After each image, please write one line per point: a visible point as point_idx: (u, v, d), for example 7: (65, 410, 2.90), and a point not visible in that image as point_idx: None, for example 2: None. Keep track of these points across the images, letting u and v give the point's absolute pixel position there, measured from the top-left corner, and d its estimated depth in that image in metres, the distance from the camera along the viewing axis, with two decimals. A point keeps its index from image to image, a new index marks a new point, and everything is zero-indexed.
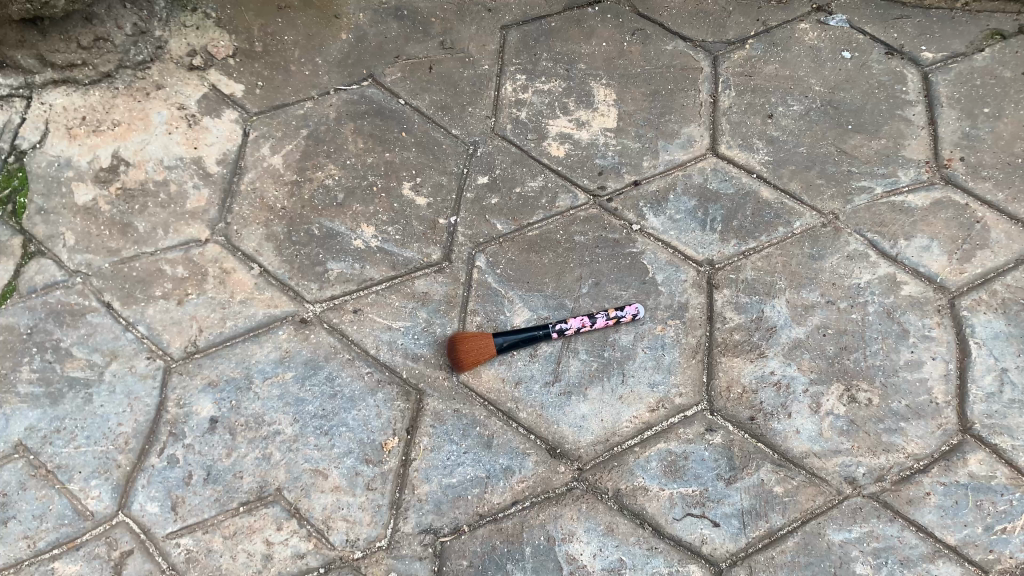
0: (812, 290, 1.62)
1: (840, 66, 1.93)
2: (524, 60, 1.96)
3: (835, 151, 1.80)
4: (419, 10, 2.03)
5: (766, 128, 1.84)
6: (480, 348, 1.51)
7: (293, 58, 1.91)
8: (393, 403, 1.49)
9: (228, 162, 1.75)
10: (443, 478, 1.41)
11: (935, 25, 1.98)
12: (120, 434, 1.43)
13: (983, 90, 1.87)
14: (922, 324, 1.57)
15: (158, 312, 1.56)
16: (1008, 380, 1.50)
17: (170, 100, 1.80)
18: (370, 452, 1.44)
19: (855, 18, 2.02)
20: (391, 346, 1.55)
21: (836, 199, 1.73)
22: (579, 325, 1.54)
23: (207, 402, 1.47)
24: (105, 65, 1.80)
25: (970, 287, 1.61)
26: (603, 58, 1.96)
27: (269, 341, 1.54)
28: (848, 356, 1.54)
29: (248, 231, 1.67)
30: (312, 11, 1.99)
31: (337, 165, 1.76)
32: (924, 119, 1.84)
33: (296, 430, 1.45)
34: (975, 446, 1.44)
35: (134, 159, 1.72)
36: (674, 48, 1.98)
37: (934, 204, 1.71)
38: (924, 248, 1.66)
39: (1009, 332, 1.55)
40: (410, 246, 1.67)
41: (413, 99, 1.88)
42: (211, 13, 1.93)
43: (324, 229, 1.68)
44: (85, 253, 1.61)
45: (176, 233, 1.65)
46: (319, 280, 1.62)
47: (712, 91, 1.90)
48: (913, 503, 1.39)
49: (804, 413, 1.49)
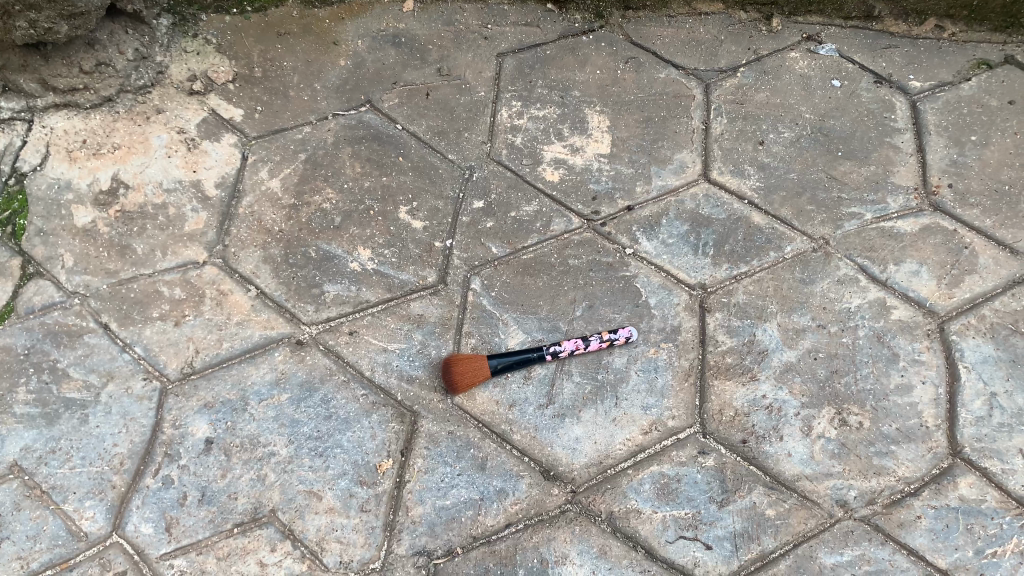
0: (803, 314, 1.64)
1: (829, 95, 1.97)
2: (520, 87, 1.99)
3: (825, 177, 1.83)
4: (417, 37, 2.06)
5: (757, 154, 1.87)
6: (476, 372, 1.53)
7: (292, 83, 1.94)
8: (388, 425, 1.50)
9: (227, 186, 1.77)
10: (437, 500, 1.42)
11: (922, 54, 2.02)
12: (116, 454, 1.44)
13: (970, 119, 1.90)
14: (912, 348, 1.59)
15: (155, 333, 1.57)
16: (996, 404, 1.52)
17: (170, 124, 1.83)
18: (365, 474, 1.45)
19: (844, 47, 2.05)
20: (387, 367, 1.56)
21: (827, 224, 1.76)
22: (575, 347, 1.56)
23: (203, 423, 1.48)
24: (106, 89, 1.82)
25: (959, 312, 1.63)
26: (596, 85, 1.99)
27: (265, 363, 1.55)
28: (839, 379, 1.56)
29: (246, 253, 1.68)
30: (312, 38, 2.02)
31: (335, 189, 1.78)
32: (913, 146, 1.87)
33: (291, 451, 1.46)
34: (965, 469, 1.46)
35: (134, 182, 1.73)
36: (666, 76, 2.01)
37: (922, 229, 1.74)
38: (913, 273, 1.68)
39: (997, 357, 1.57)
40: (406, 268, 1.69)
41: (410, 125, 1.91)
42: (211, 39, 1.97)
43: (322, 252, 1.70)
44: (83, 274, 1.62)
45: (175, 255, 1.67)
46: (316, 302, 1.63)
47: (704, 118, 1.93)
48: (903, 526, 1.40)
49: (795, 436, 1.50)
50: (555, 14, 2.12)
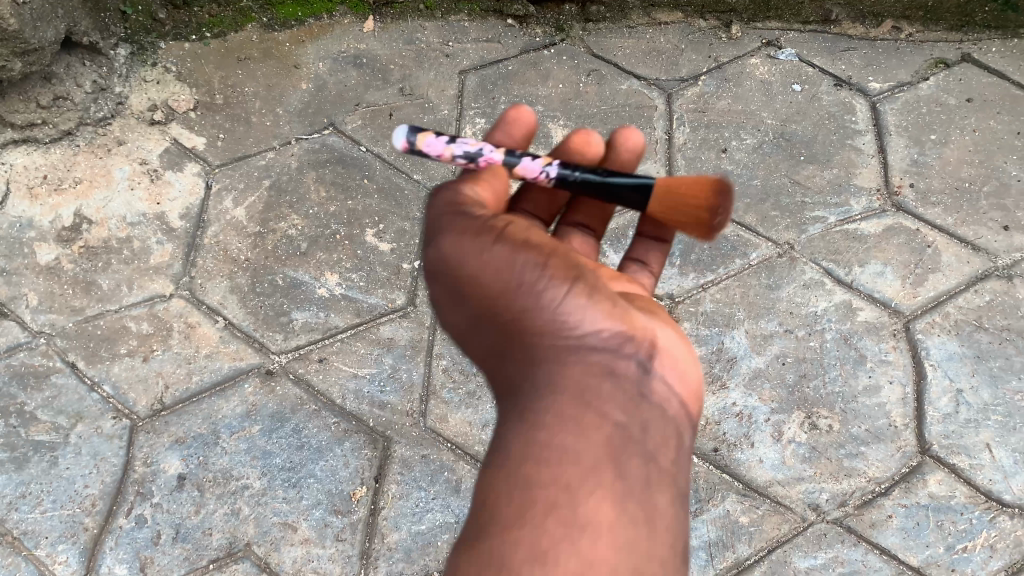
0: (771, 320, 1.65)
1: (790, 99, 1.98)
2: (483, 103, 1.97)
3: (789, 183, 1.84)
4: (378, 57, 2.04)
5: (721, 163, 1.88)
6: (583, 146, 1.23)
7: (254, 109, 1.93)
8: (361, 452, 1.50)
9: (191, 217, 1.76)
10: (413, 525, 1.43)
11: (881, 55, 2.05)
12: (87, 496, 1.43)
13: (930, 118, 1.93)
14: (879, 349, 1.61)
15: (123, 370, 1.56)
16: (963, 401, 1.55)
17: (132, 156, 1.82)
18: (339, 503, 1.45)
19: (804, 52, 2.07)
20: (358, 394, 1.56)
21: (791, 229, 1.77)
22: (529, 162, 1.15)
23: (175, 460, 1.47)
24: (65, 123, 1.81)
25: (923, 310, 1.65)
26: (560, 99, 1.99)
27: (236, 396, 1.55)
28: (807, 384, 1.57)
29: (212, 284, 1.67)
30: (272, 62, 2.01)
31: (300, 215, 1.78)
32: (874, 147, 1.89)
33: (265, 483, 1.46)
34: (934, 467, 1.48)
35: (96, 217, 1.73)
36: (628, 87, 2.01)
37: (886, 230, 1.76)
38: (878, 274, 1.70)
39: (962, 353, 1.60)
40: (374, 292, 1.68)
41: (374, 146, 1.90)
42: (171, 67, 1.96)
43: (289, 279, 1.69)
44: (48, 313, 1.61)
45: (141, 290, 1.65)
46: (285, 330, 1.63)
47: (667, 128, 1.94)
48: (875, 526, 1.43)
49: (766, 442, 1.51)
50: (516, 29, 2.12)
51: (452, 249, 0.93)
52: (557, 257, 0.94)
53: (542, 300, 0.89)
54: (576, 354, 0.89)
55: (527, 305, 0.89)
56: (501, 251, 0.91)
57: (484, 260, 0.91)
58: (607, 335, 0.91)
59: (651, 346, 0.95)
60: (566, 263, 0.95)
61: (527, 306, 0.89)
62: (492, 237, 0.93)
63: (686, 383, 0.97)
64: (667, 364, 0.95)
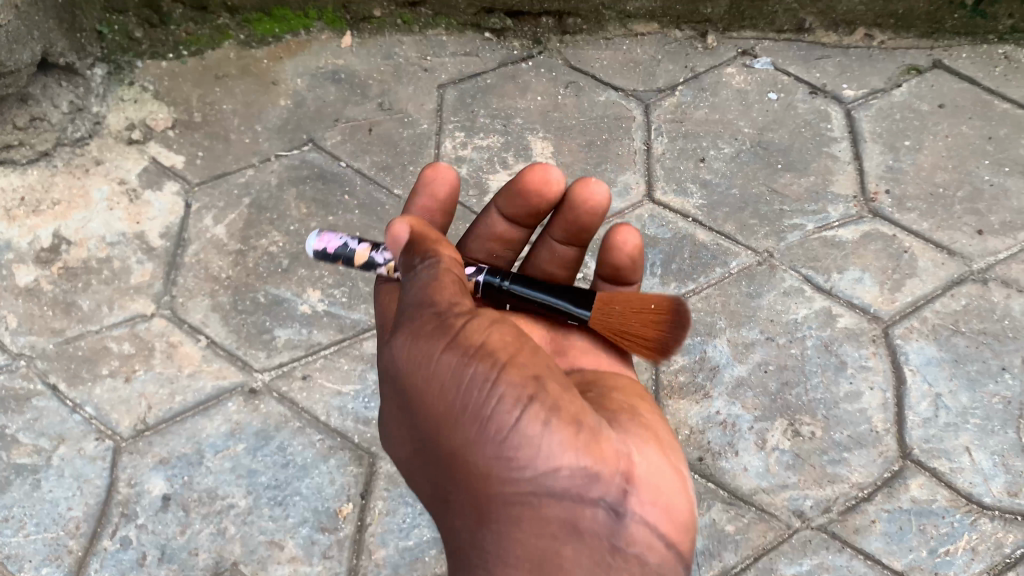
0: (752, 328, 1.66)
1: (767, 108, 2.00)
2: (463, 117, 1.98)
3: (767, 191, 1.86)
4: (357, 72, 2.05)
5: (699, 172, 1.90)
6: (541, 185, 1.28)
7: (232, 127, 1.92)
8: (346, 469, 1.50)
9: (171, 235, 1.75)
10: (400, 541, 1.43)
11: (854, 63, 2.07)
12: (71, 518, 1.42)
13: (904, 125, 1.96)
14: (859, 354, 1.63)
15: (106, 391, 1.55)
16: (942, 404, 1.57)
17: (110, 176, 1.81)
18: (326, 520, 1.44)
19: (779, 60, 2.09)
20: (342, 411, 1.56)
21: (770, 238, 1.79)
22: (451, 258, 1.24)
23: (160, 480, 1.46)
24: (42, 144, 1.82)
25: (901, 316, 1.68)
26: (539, 112, 2.00)
27: (219, 414, 1.54)
28: (789, 391, 1.59)
29: (194, 303, 1.67)
30: (250, 79, 2.01)
31: (281, 232, 1.77)
32: (850, 155, 1.91)
33: (250, 502, 1.45)
34: (916, 471, 1.50)
35: (75, 238, 1.72)
36: (606, 99, 2.03)
37: (863, 236, 1.78)
38: (857, 280, 1.72)
39: (940, 357, 1.62)
40: (357, 308, 1.68)
41: (354, 161, 1.90)
42: (149, 86, 1.96)
43: (271, 296, 1.69)
44: (28, 334, 1.60)
45: (122, 309, 1.65)
46: (268, 348, 1.63)
47: (645, 139, 1.95)
48: (859, 531, 1.44)
49: (750, 450, 1.53)
50: (493, 42, 2.13)
51: (405, 360, 0.98)
52: (516, 371, 0.92)
53: (486, 431, 0.89)
54: (532, 496, 0.87)
55: (471, 438, 0.90)
56: (451, 367, 0.93)
57: (432, 380, 0.94)
58: (569, 473, 0.87)
59: (625, 473, 0.91)
60: (527, 376, 0.91)
61: (473, 436, 0.90)
62: (446, 348, 0.94)
63: (669, 513, 0.92)
64: (643, 491, 0.91)
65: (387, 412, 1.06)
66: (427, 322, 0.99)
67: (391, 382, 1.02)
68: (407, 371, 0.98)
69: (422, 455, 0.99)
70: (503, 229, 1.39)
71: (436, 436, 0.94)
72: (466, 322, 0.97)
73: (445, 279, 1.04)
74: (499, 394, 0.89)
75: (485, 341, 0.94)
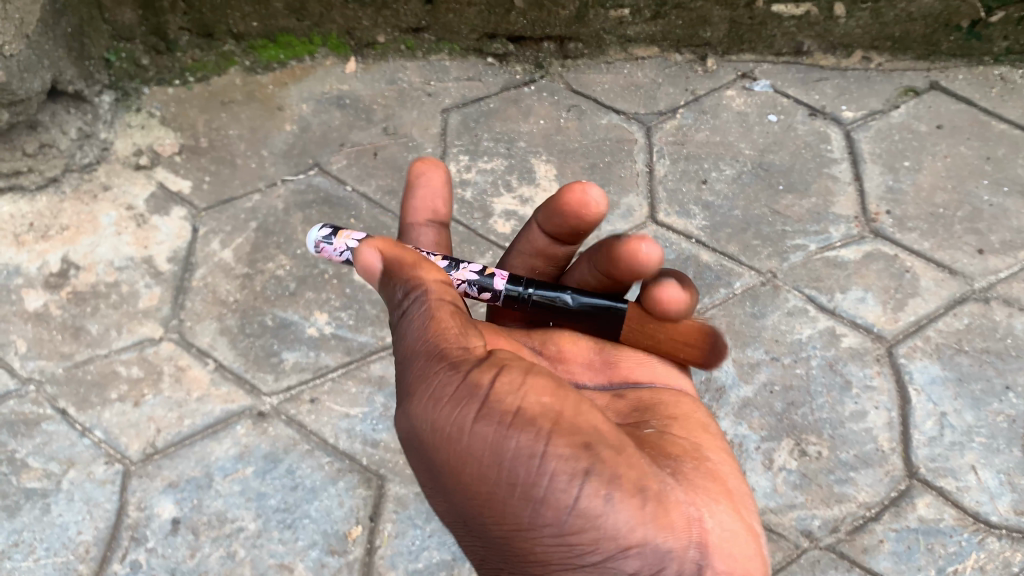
0: (757, 348, 1.68)
1: (767, 130, 2.03)
2: (467, 141, 2.00)
3: (768, 213, 1.88)
4: (361, 97, 2.07)
5: (701, 194, 1.92)
6: (580, 205, 1.22)
7: (238, 152, 1.94)
8: (354, 492, 1.50)
9: (179, 259, 1.77)
10: (409, 564, 1.43)
11: (852, 85, 2.10)
12: (80, 542, 1.42)
13: (902, 145, 1.98)
14: (864, 374, 1.64)
15: (115, 415, 1.56)
16: (947, 423, 1.58)
17: (118, 201, 1.83)
18: (335, 543, 1.45)
19: (778, 83, 2.12)
20: (350, 433, 1.57)
21: (772, 258, 1.81)
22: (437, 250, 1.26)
23: (169, 503, 1.47)
24: (51, 170, 1.83)
25: (904, 335, 1.69)
26: (541, 135, 2.02)
27: (228, 437, 1.55)
28: (795, 411, 1.60)
29: (201, 326, 1.68)
30: (256, 104, 2.03)
31: (288, 256, 1.79)
32: (850, 175, 1.93)
33: (259, 525, 1.46)
34: (922, 490, 1.51)
35: (84, 262, 1.74)
36: (608, 122, 2.05)
37: (865, 256, 1.80)
38: (860, 300, 1.74)
39: (944, 376, 1.63)
40: (364, 330, 1.70)
41: (359, 185, 1.91)
42: (155, 112, 1.99)
43: (278, 319, 1.70)
44: (37, 359, 1.61)
45: (130, 333, 1.66)
46: (275, 371, 1.63)
47: (647, 161, 1.97)
48: (867, 551, 1.45)
49: (758, 470, 1.53)
50: (496, 67, 2.16)
51: (429, 429, 0.90)
52: (565, 441, 0.84)
53: (544, 515, 0.83)
54: None
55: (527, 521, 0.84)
56: (489, 441, 0.85)
57: (468, 456, 0.86)
58: (638, 553, 0.82)
59: (698, 542, 0.84)
60: (578, 445, 0.84)
61: (529, 520, 0.84)
62: (478, 419, 0.86)
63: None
64: (720, 560, 0.84)
65: (417, 475, 0.98)
66: (448, 385, 0.91)
67: (418, 451, 0.94)
68: (434, 443, 0.90)
69: (470, 527, 0.93)
70: (544, 245, 1.35)
71: (483, 514, 0.88)
72: (495, 384, 0.89)
73: (441, 313, 1.00)
74: (549, 471, 0.83)
75: (522, 407, 0.86)
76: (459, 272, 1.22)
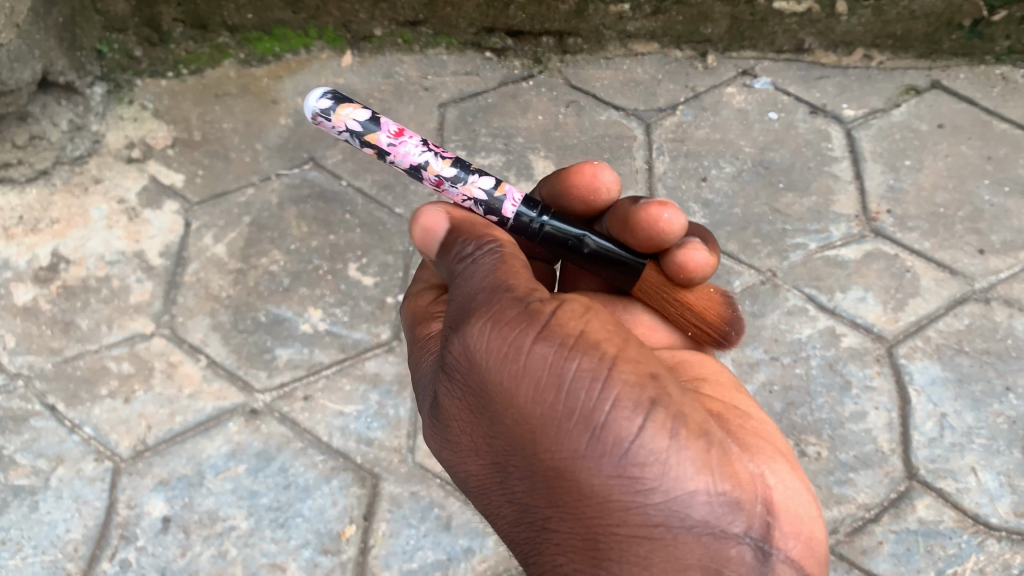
0: (756, 348, 1.66)
1: (768, 127, 2.01)
2: (464, 136, 1.98)
3: (768, 211, 1.86)
4: (357, 91, 2.04)
5: (701, 191, 1.90)
6: (588, 186, 1.16)
7: (232, 145, 1.92)
8: (348, 490, 1.48)
9: (171, 254, 1.74)
10: (404, 564, 1.41)
11: (853, 83, 2.09)
12: (69, 540, 1.40)
13: (903, 144, 1.97)
14: (864, 374, 1.62)
15: (104, 411, 1.53)
16: (947, 424, 1.57)
17: (109, 194, 1.81)
18: (328, 542, 1.43)
19: (778, 80, 2.11)
20: (344, 431, 1.54)
21: (772, 257, 1.79)
22: (444, 151, 1.07)
23: (159, 501, 1.45)
24: (41, 162, 1.80)
25: (905, 335, 1.67)
26: (540, 131, 2.00)
27: (220, 435, 1.52)
28: (795, 411, 1.58)
29: (193, 322, 1.65)
30: (250, 97, 2.00)
31: (282, 251, 1.76)
32: (850, 174, 1.92)
33: (251, 524, 1.43)
34: (922, 491, 1.49)
35: (75, 256, 1.71)
36: (607, 118, 2.03)
37: (866, 255, 1.79)
38: (860, 300, 1.72)
39: (945, 377, 1.62)
40: (358, 327, 1.67)
41: (355, 180, 1.89)
42: (148, 104, 1.96)
43: (271, 315, 1.68)
44: (26, 354, 1.59)
45: (121, 328, 1.63)
46: (268, 367, 1.61)
47: (647, 158, 1.95)
48: (866, 553, 1.44)
49: None
50: (494, 62, 2.14)
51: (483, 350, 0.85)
52: (629, 369, 0.83)
53: (604, 443, 0.79)
54: (661, 524, 0.79)
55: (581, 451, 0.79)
56: (548, 361, 0.82)
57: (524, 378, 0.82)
58: (705, 498, 0.80)
59: (761, 501, 0.84)
60: (643, 376, 0.83)
61: (583, 449, 0.79)
62: (539, 339, 0.83)
63: (802, 544, 0.87)
64: (778, 519, 0.85)
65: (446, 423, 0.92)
66: (507, 308, 0.88)
67: (461, 377, 0.88)
68: (483, 364, 0.85)
69: (503, 474, 0.87)
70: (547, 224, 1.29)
71: (529, 446, 0.82)
72: (558, 313, 0.87)
73: (512, 263, 0.95)
74: (615, 397, 0.80)
75: (585, 332, 0.85)
76: (468, 186, 1.06)
